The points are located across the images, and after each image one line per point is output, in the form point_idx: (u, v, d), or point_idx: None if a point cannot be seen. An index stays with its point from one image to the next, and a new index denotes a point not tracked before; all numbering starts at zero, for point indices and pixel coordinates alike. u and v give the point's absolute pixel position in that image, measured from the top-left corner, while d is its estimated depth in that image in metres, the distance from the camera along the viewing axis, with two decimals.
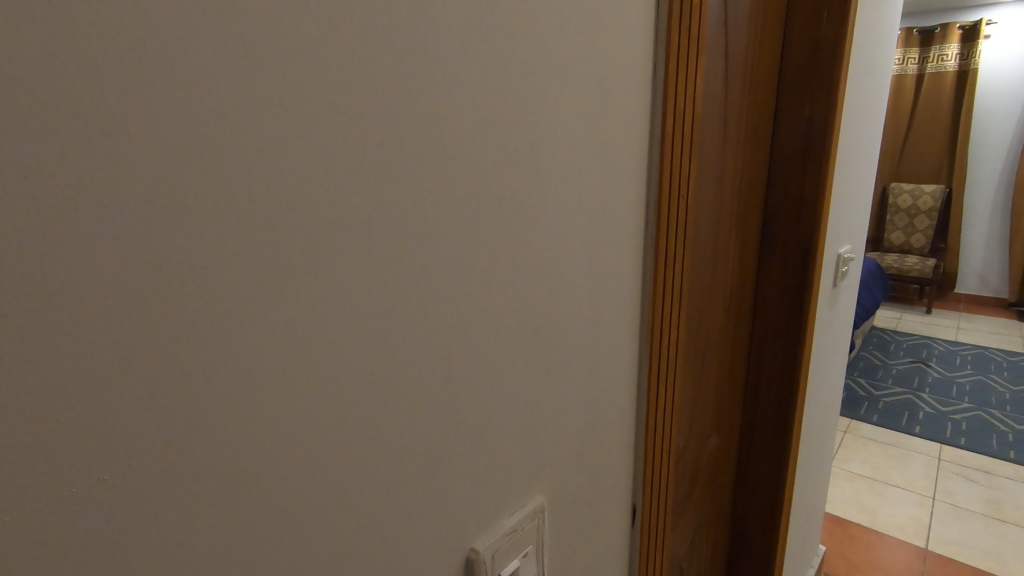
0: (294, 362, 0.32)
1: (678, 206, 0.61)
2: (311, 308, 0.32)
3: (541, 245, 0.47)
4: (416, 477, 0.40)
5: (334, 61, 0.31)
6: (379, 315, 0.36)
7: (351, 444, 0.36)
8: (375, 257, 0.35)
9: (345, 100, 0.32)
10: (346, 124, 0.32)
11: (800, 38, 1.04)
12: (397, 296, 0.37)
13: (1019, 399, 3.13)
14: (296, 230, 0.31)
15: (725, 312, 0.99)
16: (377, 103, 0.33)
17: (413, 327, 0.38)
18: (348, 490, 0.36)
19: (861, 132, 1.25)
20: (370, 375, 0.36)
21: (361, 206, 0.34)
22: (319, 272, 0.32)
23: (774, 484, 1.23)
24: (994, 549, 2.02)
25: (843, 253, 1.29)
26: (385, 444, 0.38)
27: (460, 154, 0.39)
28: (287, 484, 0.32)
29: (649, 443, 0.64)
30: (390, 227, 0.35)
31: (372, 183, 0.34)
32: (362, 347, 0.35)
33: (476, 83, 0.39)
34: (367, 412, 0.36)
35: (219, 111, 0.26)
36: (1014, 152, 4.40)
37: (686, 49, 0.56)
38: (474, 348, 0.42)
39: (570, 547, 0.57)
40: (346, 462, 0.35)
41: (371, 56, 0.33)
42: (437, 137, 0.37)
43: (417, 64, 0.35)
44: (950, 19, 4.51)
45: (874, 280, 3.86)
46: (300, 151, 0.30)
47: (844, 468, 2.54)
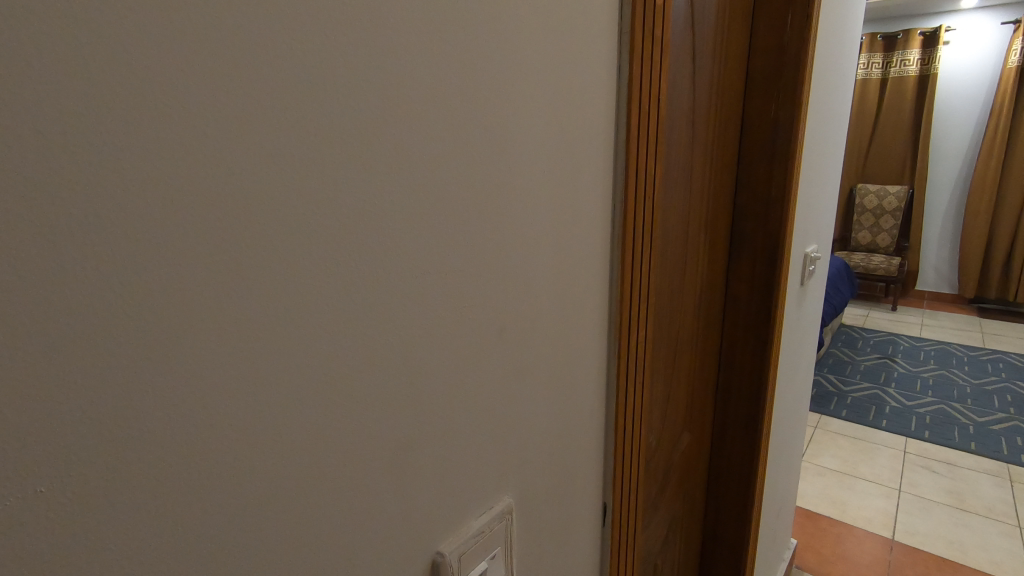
0: (251, 365, 0.31)
1: (644, 206, 0.61)
2: (268, 312, 0.31)
3: (508, 249, 0.47)
4: (380, 480, 0.39)
5: (292, 57, 0.30)
6: (342, 316, 0.35)
7: (312, 451, 0.35)
8: (337, 259, 0.34)
9: (303, 96, 0.31)
10: (305, 121, 0.31)
11: (765, 41, 1.07)
12: (358, 295, 0.36)
13: (979, 392, 3.25)
14: (255, 231, 0.30)
15: (695, 312, 1.00)
16: (337, 100, 0.33)
17: (375, 329, 0.37)
18: (311, 497, 0.35)
19: (825, 135, 1.28)
20: (332, 378, 0.35)
21: (322, 205, 0.33)
22: (279, 273, 0.31)
23: (744, 481, 1.25)
24: (957, 538, 2.09)
25: (808, 252, 1.32)
26: (347, 449, 0.37)
27: (423, 153, 0.38)
28: (247, 491, 0.31)
29: (618, 442, 0.65)
30: (351, 228, 0.35)
31: (333, 183, 0.33)
32: (323, 350, 0.34)
33: (438, 81, 0.39)
34: (328, 417, 0.35)
35: (170, 108, 0.26)
36: (972, 154, 4.57)
37: (650, 45, 0.57)
38: (438, 349, 0.42)
39: (539, 546, 0.57)
40: (308, 468, 0.35)
41: (328, 51, 0.32)
42: (399, 136, 0.37)
43: (376, 61, 0.34)
44: (912, 25, 4.65)
45: (842, 278, 3.97)
46: (259, 148, 0.29)
47: (814, 463, 2.59)
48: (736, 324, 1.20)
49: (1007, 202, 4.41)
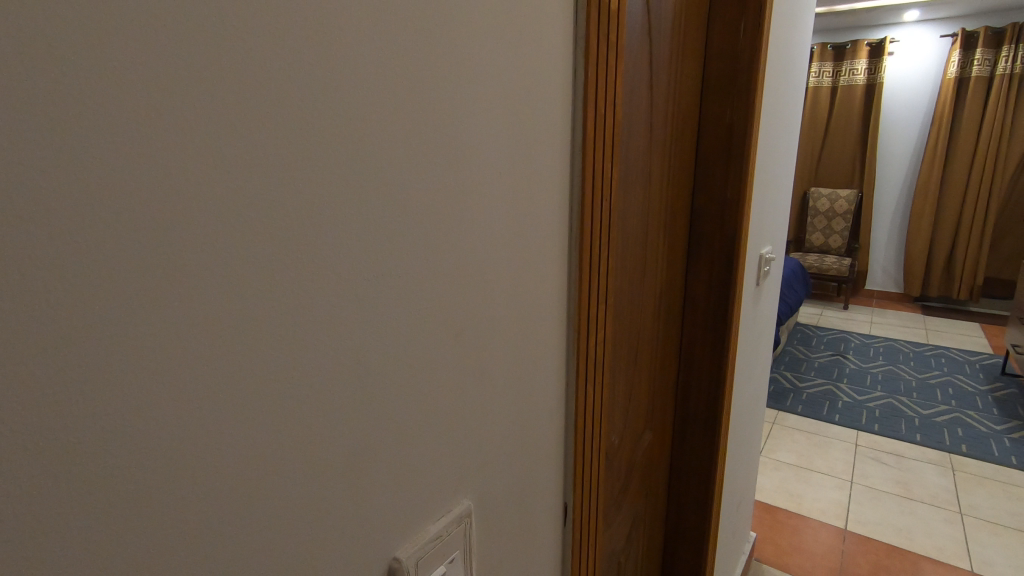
0: (197, 378, 0.29)
1: (602, 210, 0.62)
2: (217, 319, 0.30)
3: (464, 253, 0.46)
4: (334, 488, 0.38)
5: (235, 56, 0.29)
6: (291, 323, 0.34)
7: (261, 462, 0.34)
8: (284, 265, 0.33)
9: (248, 98, 0.30)
10: (249, 121, 0.30)
11: (719, 48, 1.10)
12: (307, 301, 0.35)
13: (924, 385, 3.42)
14: (198, 239, 0.28)
15: (654, 314, 1.03)
16: (283, 99, 0.32)
17: (326, 336, 0.36)
18: (260, 511, 0.34)
19: (777, 140, 1.32)
20: (280, 387, 0.34)
21: (268, 209, 0.32)
22: (223, 279, 0.30)
23: (704, 476, 1.28)
24: (904, 526, 2.19)
25: (763, 253, 1.36)
26: (298, 460, 0.36)
27: (375, 156, 0.38)
28: (191, 511, 0.30)
29: (578, 444, 0.65)
30: (301, 232, 0.34)
31: (280, 186, 0.32)
32: (270, 359, 0.33)
33: (389, 83, 0.38)
34: (277, 429, 0.34)
35: (99, 109, 0.24)
36: (916, 160, 4.80)
37: (605, 46, 0.57)
38: (392, 354, 0.41)
39: (500, 550, 0.57)
40: (257, 480, 0.33)
41: (272, 50, 0.31)
42: (350, 138, 0.36)
43: (324, 63, 0.34)
44: (859, 36, 4.85)
45: (797, 278, 4.10)
46: (200, 148, 0.28)
47: (771, 458, 2.67)
48: (695, 324, 1.23)
49: (947, 206, 4.65)
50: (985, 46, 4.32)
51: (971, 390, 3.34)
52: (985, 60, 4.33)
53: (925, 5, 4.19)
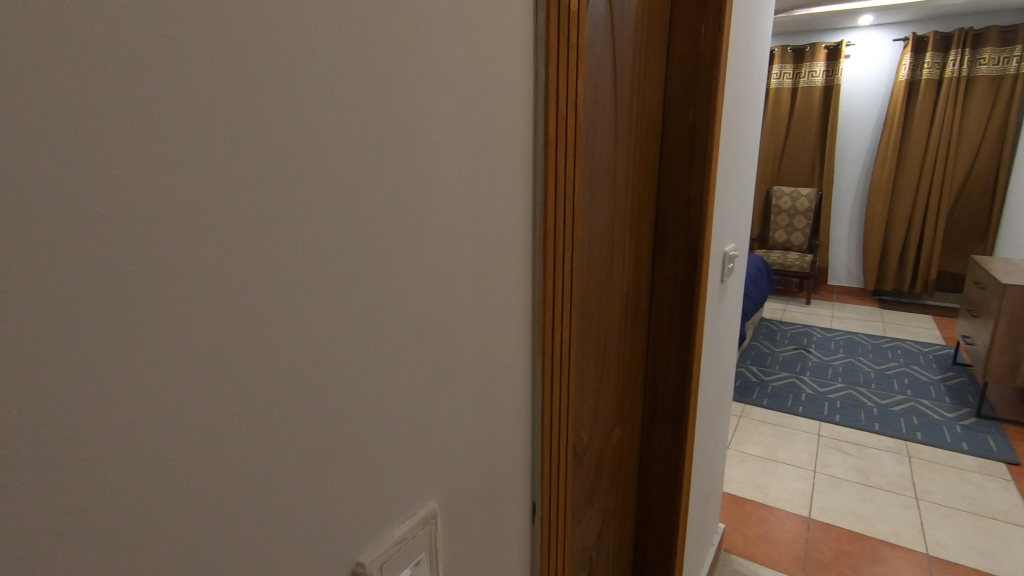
0: (149, 381, 0.29)
1: (565, 209, 0.62)
2: (169, 322, 0.29)
3: (426, 254, 0.46)
4: (294, 494, 0.38)
5: (175, 46, 0.28)
6: (244, 325, 0.33)
7: (213, 470, 0.32)
8: (235, 266, 0.32)
9: (202, 97, 0.29)
10: (202, 116, 0.29)
11: (681, 50, 1.12)
12: (260, 302, 0.34)
13: (881, 376, 3.55)
14: (136, 238, 0.27)
15: (622, 310, 1.04)
16: (239, 98, 0.31)
17: (281, 338, 0.35)
18: (214, 520, 0.33)
19: (738, 141, 1.36)
20: (231, 391, 0.33)
21: (214, 207, 0.30)
22: (166, 279, 0.29)
23: (673, 470, 1.30)
24: (864, 513, 2.26)
25: (726, 251, 1.39)
26: (253, 467, 0.35)
27: (328, 153, 0.37)
28: (135, 524, 0.29)
29: (545, 442, 0.66)
30: (252, 231, 0.33)
31: (228, 184, 0.31)
32: (220, 363, 0.32)
33: (342, 78, 0.37)
34: (230, 434, 0.33)
35: (22, 102, 0.23)
36: (872, 159, 4.98)
37: (566, 47, 0.58)
38: (349, 357, 0.40)
39: (466, 549, 0.56)
40: (211, 490, 0.32)
41: (217, 41, 0.29)
42: (302, 135, 0.35)
43: (272, 56, 0.32)
44: (818, 39, 5.00)
45: (761, 275, 4.20)
46: (137, 144, 0.27)
47: (738, 450, 2.74)
48: (661, 320, 1.25)
49: (901, 204, 4.83)
50: (934, 50, 4.50)
51: (925, 379, 3.49)
52: (934, 63, 4.52)
53: (878, 10, 4.35)
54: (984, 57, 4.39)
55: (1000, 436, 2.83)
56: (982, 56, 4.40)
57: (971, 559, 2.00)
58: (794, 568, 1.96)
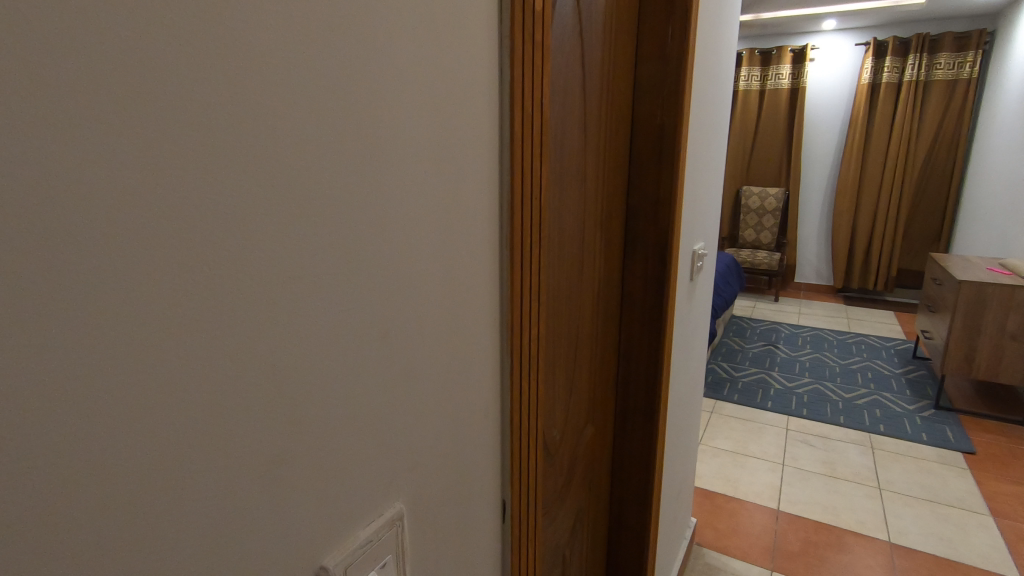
0: (107, 386, 0.28)
1: (531, 207, 0.62)
2: (129, 323, 0.29)
3: (393, 255, 0.46)
4: (253, 497, 0.37)
5: (117, 36, 0.27)
6: (196, 326, 0.32)
7: (165, 476, 0.31)
8: (186, 265, 0.31)
9: (161, 96, 0.29)
10: (162, 117, 0.29)
11: (649, 52, 1.13)
12: (214, 299, 0.33)
13: (847, 370, 3.66)
14: (76, 230, 0.26)
15: (593, 309, 1.05)
16: (201, 99, 0.30)
17: (236, 339, 0.34)
18: (168, 527, 0.32)
19: (706, 141, 1.38)
20: (185, 395, 0.32)
21: (160, 202, 0.29)
22: (109, 279, 0.28)
23: (645, 466, 1.32)
24: (830, 503, 2.33)
25: (695, 249, 1.41)
26: (210, 473, 0.34)
27: (284, 147, 0.36)
28: (80, 533, 0.28)
29: (514, 443, 0.66)
30: (206, 227, 0.32)
31: (180, 180, 0.30)
32: (173, 365, 0.31)
33: (298, 69, 0.36)
34: (183, 438, 0.32)
35: None
36: (836, 159, 5.12)
37: (530, 47, 0.58)
38: (308, 357, 0.40)
39: (435, 548, 0.56)
40: (164, 497, 0.31)
41: (163, 32, 0.28)
42: (257, 131, 0.34)
43: (223, 44, 0.31)
44: (784, 42, 5.12)
45: (731, 273, 4.29)
46: (73, 135, 0.26)
47: (709, 445, 2.79)
48: (631, 319, 1.26)
49: (864, 203, 4.98)
50: (894, 54, 4.66)
51: (887, 373, 3.61)
52: (894, 67, 4.68)
53: (841, 15, 4.48)
54: (940, 62, 4.56)
55: (957, 426, 2.94)
56: (939, 60, 4.57)
57: (931, 546, 2.08)
58: (764, 559, 2.00)
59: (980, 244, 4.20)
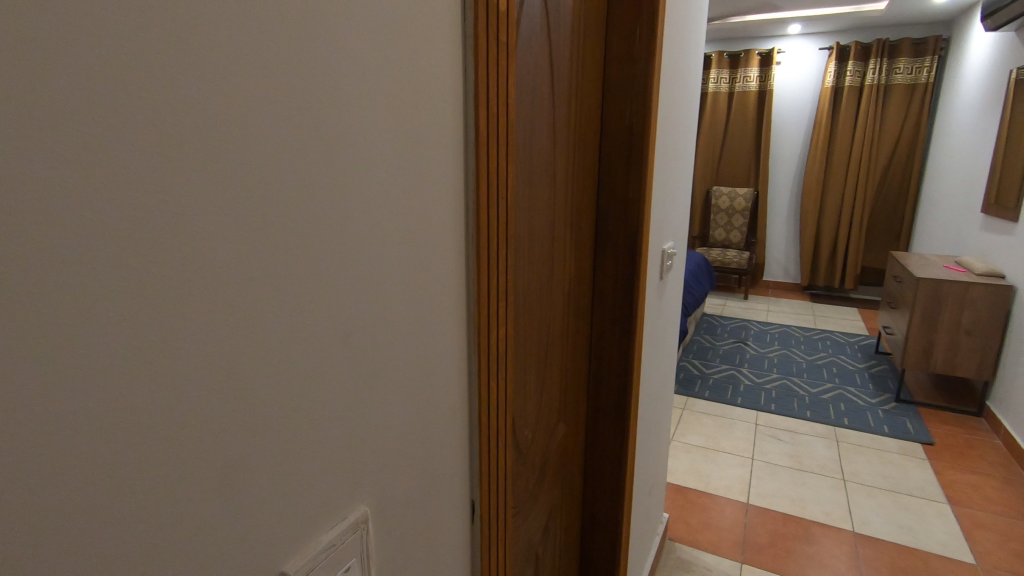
0: (57, 392, 0.27)
1: (498, 207, 0.62)
2: (80, 327, 0.28)
3: (357, 255, 0.45)
4: (209, 508, 0.36)
5: (57, 30, 0.25)
6: (143, 332, 0.31)
7: (114, 489, 0.30)
8: (132, 270, 0.30)
9: (114, 94, 0.28)
10: (116, 114, 0.28)
11: (617, 52, 1.14)
12: (164, 304, 0.31)
13: (813, 366, 3.76)
14: (13, 235, 0.25)
15: (564, 307, 1.06)
16: (156, 97, 0.30)
17: (189, 343, 0.33)
18: (117, 540, 0.31)
19: (674, 141, 1.40)
20: (133, 405, 0.31)
21: (103, 202, 0.28)
22: (46, 286, 0.26)
23: (617, 465, 1.33)
24: (797, 496, 2.39)
25: (664, 249, 1.44)
26: (163, 484, 0.33)
27: (239, 146, 0.35)
28: (21, 552, 0.26)
29: (483, 443, 0.66)
30: (154, 230, 0.30)
31: (126, 180, 0.29)
32: (120, 374, 0.30)
33: (254, 66, 0.35)
34: (133, 448, 0.31)
35: None
36: (802, 160, 5.25)
37: (495, 45, 0.58)
38: (267, 363, 0.39)
39: (401, 550, 0.56)
40: (111, 511, 0.30)
41: (105, 24, 0.27)
42: (212, 129, 0.33)
43: (172, 41, 0.30)
44: (751, 45, 5.23)
45: (702, 271, 4.36)
46: (18, 136, 0.25)
47: (681, 441, 2.83)
48: (603, 317, 1.27)
49: (829, 202, 5.12)
50: (856, 59, 4.80)
51: (851, 368, 3.72)
52: (856, 71, 4.82)
53: (805, 20, 4.60)
54: (899, 66, 4.72)
55: (916, 418, 3.05)
56: (897, 65, 4.73)
57: (892, 534, 2.15)
58: (734, 552, 2.04)
59: (936, 242, 4.37)
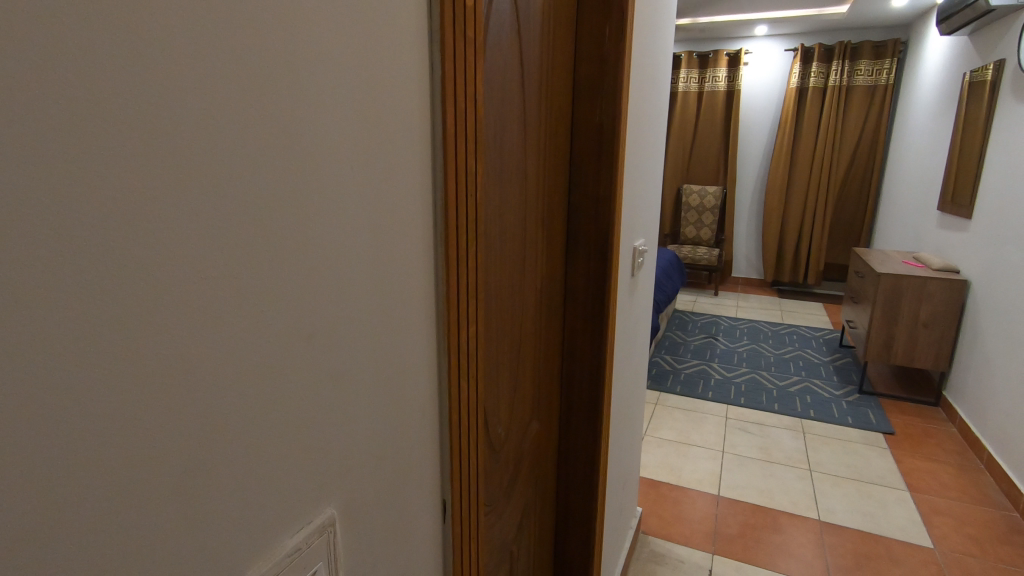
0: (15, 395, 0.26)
1: (467, 204, 0.62)
2: (40, 329, 0.27)
3: (323, 254, 0.45)
4: (166, 514, 0.34)
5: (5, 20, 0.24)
6: (94, 336, 0.29)
7: (61, 497, 0.29)
8: (74, 271, 0.28)
9: (71, 90, 0.27)
10: (71, 112, 0.27)
11: (587, 51, 1.15)
12: (109, 307, 0.30)
13: (780, 360, 3.85)
14: None
15: (536, 304, 1.06)
16: (114, 94, 0.29)
17: (139, 347, 0.32)
18: (67, 550, 0.29)
19: (644, 139, 1.42)
20: (83, 412, 0.29)
21: (57, 199, 0.27)
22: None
23: (590, 461, 1.34)
24: (766, 487, 2.44)
25: (635, 246, 1.45)
26: (117, 490, 0.31)
27: (194, 141, 0.33)
28: None
29: (454, 440, 0.66)
30: (96, 229, 0.29)
31: (65, 177, 0.27)
32: (61, 381, 0.28)
33: (209, 57, 0.34)
34: (76, 458, 0.29)
35: None
36: (769, 159, 5.37)
37: (461, 41, 0.58)
38: (224, 366, 0.37)
39: (372, 551, 0.55)
40: (56, 525, 0.29)
41: (48, 15, 0.26)
42: (161, 123, 0.31)
43: (119, 28, 0.29)
44: (720, 46, 5.32)
45: (673, 268, 4.43)
46: None
47: (653, 436, 2.87)
48: (575, 315, 1.29)
49: (794, 200, 5.25)
50: (820, 61, 4.94)
51: (817, 361, 3.83)
52: (820, 73, 4.96)
53: (772, 22, 4.70)
54: (860, 68, 4.87)
55: (878, 409, 3.16)
56: (859, 67, 4.87)
57: (855, 521, 2.22)
58: (705, 543, 2.09)
59: (896, 238, 4.52)
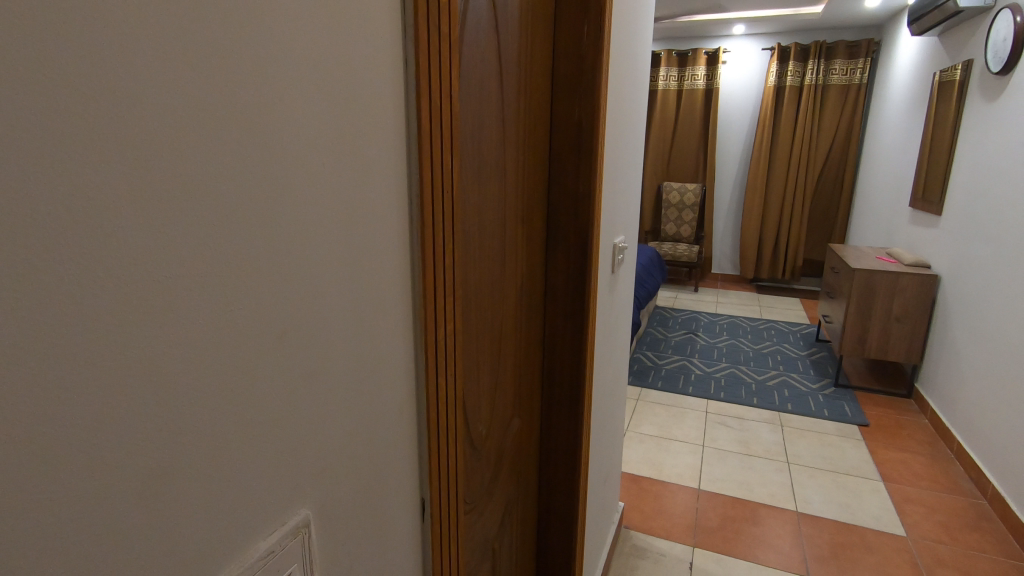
0: None
1: (442, 200, 0.62)
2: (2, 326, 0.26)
3: (295, 251, 0.44)
4: (138, 517, 0.34)
5: None
6: (59, 335, 0.29)
7: (25, 502, 0.28)
8: (30, 267, 0.27)
9: (32, 81, 0.26)
10: (33, 105, 0.26)
11: (566, 50, 1.15)
12: (76, 308, 0.29)
13: (758, 354, 3.92)
14: None
15: (515, 302, 1.06)
16: (79, 87, 0.28)
17: (104, 348, 0.31)
18: (32, 557, 0.28)
19: (622, 136, 1.43)
20: (48, 415, 0.28)
21: (19, 194, 0.26)
22: None
23: (572, 457, 1.35)
24: (745, 480, 2.48)
25: (614, 243, 1.46)
26: (84, 495, 0.31)
27: (161, 136, 0.32)
28: None
29: (432, 438, 0.65)
30: (62, 228, 0.28)
31: (23, 171, 0.26)
32: (28, 384, 0.27)
33: (178, 51, 0.33)
34: (44, 465, 0.28)
35: None
36: (747, 157, 5.44)
37: (435, 35, 0.57)
38: (195, 366, 0.36)
39: (349, 550, 0.55)
40: (19, 532, 0.28)
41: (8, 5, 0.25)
42: (127, 117, 0.31)
43: (81, 19, 0.28)
44: (699, 45, 5.37)
45: (654, 266, 4.47)
46: None
47: (635, 432, 2.90)
48: (555, 312, 1.29)
49: (772, 197, 5.33)
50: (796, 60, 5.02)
51: (794, 355, 3.90)
52: (797, 72, 5.03)
53: (749, 21, 4.76)
54: (835, 68, 4.96)
55: (853, 402, 3.23)
56: (834, 66, 4.96)
57: (831, 512, 2.27)
58: (686, 536, 2.11)
59: (869, 235, 4.62)
